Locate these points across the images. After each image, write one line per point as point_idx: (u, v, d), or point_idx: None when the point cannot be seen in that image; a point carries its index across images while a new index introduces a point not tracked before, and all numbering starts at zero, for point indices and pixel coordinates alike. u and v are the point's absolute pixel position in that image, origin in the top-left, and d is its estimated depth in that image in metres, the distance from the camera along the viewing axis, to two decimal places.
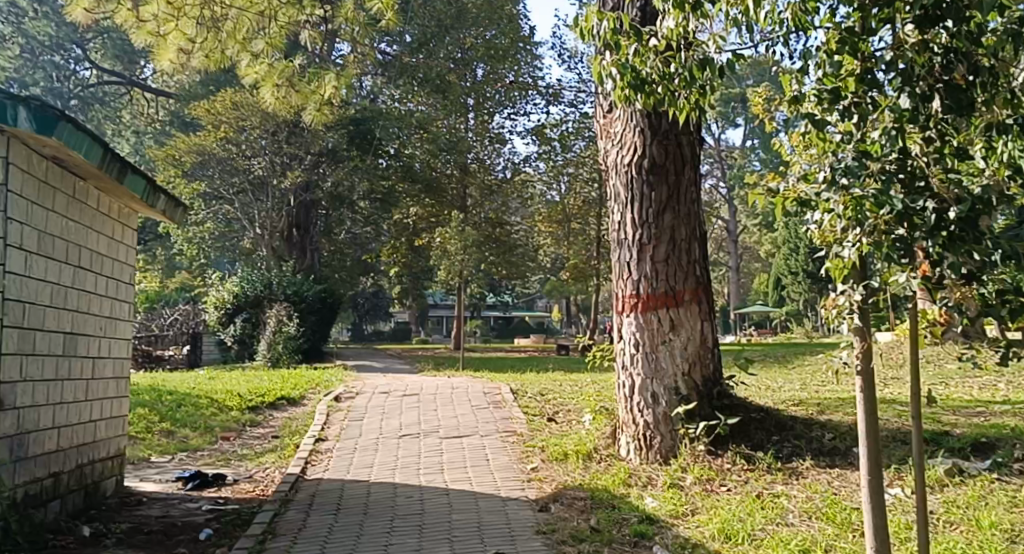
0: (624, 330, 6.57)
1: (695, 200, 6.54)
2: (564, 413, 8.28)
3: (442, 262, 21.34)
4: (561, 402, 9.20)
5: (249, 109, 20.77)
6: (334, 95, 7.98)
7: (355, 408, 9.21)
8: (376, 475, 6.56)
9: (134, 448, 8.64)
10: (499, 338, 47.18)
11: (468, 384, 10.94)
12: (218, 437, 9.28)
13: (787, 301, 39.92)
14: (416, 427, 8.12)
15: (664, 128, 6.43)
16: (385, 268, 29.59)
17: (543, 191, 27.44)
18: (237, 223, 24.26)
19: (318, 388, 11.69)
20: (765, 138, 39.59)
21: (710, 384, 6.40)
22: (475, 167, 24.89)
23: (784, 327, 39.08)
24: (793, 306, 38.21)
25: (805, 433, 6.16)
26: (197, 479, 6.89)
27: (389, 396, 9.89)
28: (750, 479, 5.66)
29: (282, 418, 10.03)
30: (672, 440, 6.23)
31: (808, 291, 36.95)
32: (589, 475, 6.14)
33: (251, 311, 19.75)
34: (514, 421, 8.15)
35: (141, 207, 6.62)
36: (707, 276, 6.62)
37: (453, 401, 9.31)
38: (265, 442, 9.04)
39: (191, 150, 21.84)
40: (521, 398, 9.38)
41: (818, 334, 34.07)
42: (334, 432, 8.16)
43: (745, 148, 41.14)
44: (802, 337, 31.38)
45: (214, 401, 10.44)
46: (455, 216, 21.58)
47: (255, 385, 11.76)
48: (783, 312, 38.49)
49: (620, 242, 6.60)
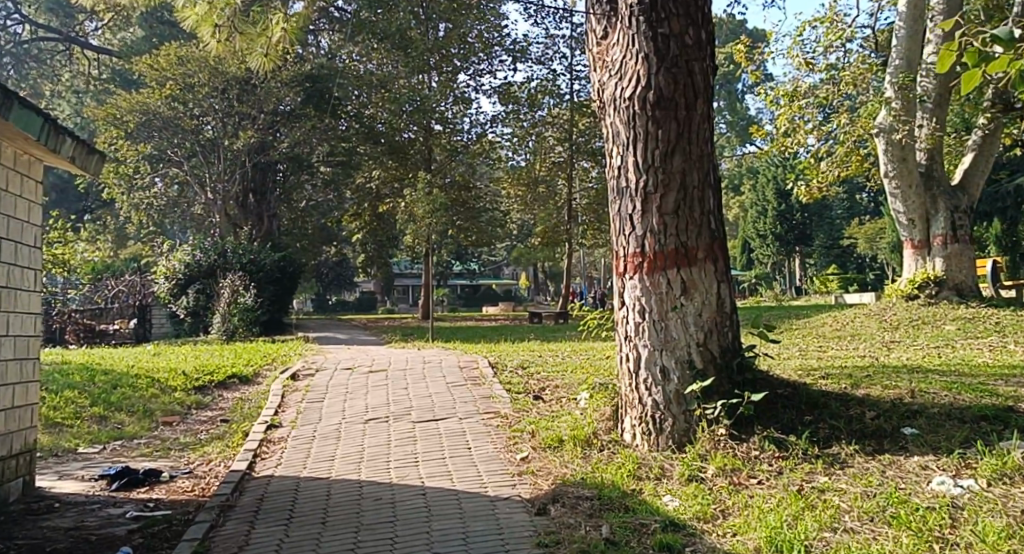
0: (626, 295, 5.63)
1: (709, 139, 5.54)
2: (553, 392, 7.31)
3: (408, 226, 20.32)
4: (547, 378, 8.22)
5: (196, 64, 19.50)
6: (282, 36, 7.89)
7: (315, 387, 8.16)
8: (337, 471, 5.57)
9: (58, 437, 7.56)
10: (466, 307, 46.11)
11: (442, 357, 9.93)
12: (157, 423, 8.23)
13: (756, 265, 39.41)
14: (384, 409, 7.10)
15: (673, 52, 5.41)
16: (347, 235, 28.36)
17: (508, 155, 26.20)
18: (189, 190, 22.93)
19: (273, 364, 10.64)
20: (733, 98, 38.88)
21: (729, 357, 5.45)
22: (440, 129, 23.71)
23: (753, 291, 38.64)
24: (763, 270, 37.72)
25: (842, 412, 5.17)
26: (125, 478, 5.86)
27: (353, 373, 8.84)
28: (785, 471, 4.70)
29: (233, 400, 8.98)
30: (687, 423, 5.32)
31: (777, 254, 36.44)
32: (591, 466, 5.24)
33: (205, 281, 18.62)
34: (497, 401, 7.16)
35: (44, 154, 5.52)
36: (723, 229, 5.65)
37: (424, 377, 8.27)
38: (212, 428, 8.01)
39: (134, 109, 20.16)
40: (501, 373, 8.42)
41: (789, 297, 33.68)
42: (290, 417, 7.10)
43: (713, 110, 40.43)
44: (773, 301, 30.89)
45: (154, 380, 9.34)
46: (421, 177, 20.50)
47: (203, 362, 10.65)
48: (753, 276, 38.05)
49: (620, 190, 5.63)
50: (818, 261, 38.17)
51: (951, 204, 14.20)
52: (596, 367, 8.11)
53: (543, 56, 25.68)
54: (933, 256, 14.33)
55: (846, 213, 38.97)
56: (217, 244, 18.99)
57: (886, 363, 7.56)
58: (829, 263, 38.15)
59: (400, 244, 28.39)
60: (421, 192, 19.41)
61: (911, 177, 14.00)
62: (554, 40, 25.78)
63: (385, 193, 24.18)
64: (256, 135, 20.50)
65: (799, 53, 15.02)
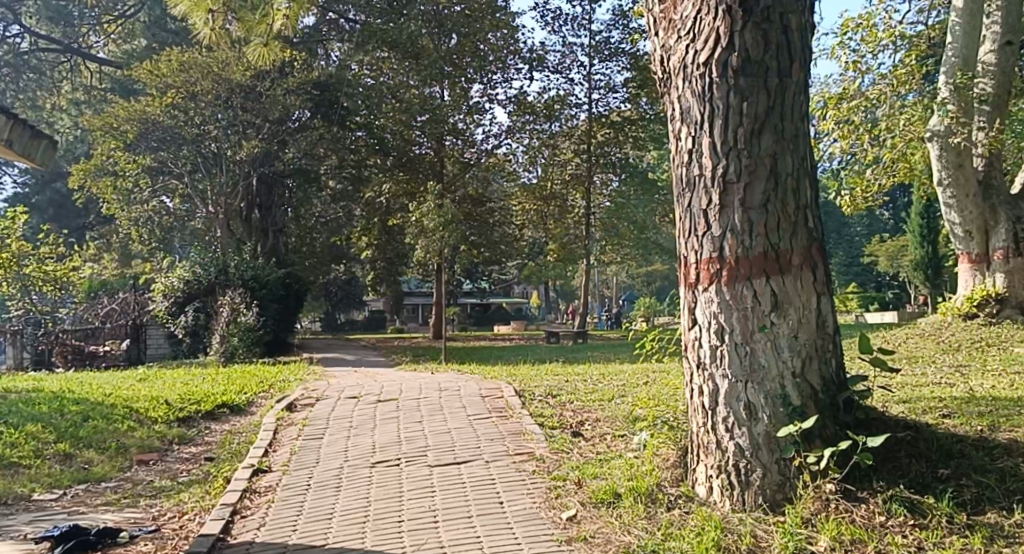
0: (700, 312, 4.50)
1: (805, 115, 4.39)
2: (598, 432, 6.15)
3: (419, 240, 19.29)
4: (583, 411, 7.08)
5: (199, 70, 18.36)
6: (285, 25, 7.22)
7: (315, 420, 7.01)
8: (337, 534, 4.44)
9: (11, 481, 6.43)
10: (477, 326, 44.86)
11: (459, 383, 8.77)
12: (131, 462, 7.12)
13: None
14: (395, 448, 5.97)
15: (762, 4, 4.26)
16: (356, 253, 27.27)
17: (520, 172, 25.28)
18: (191, 204, 21.91)
19: (269, 390, 9.51)
20: None
21: (833, 391, 4.30)
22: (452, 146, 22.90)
23: None
24: None
25: (988, 465, 4.01)
26: (73, 540, 4.70)
27: (359, 402, 7.68)
28: (929, 547, 3.55)
29: (221, 434, 7.86)
30: (782, 475, 4.17)
31: None
32: (662, 533, 4.09)
33: (204, 299, 17.57)
34: (529, 439, 6.02)
35: None
36: (822, 229, 4.49)
37: (442, 408, 7.12)
38: (195, 470, 6.89)
39: (132, 118, 19.05)
40: (530, 404, 7.24)
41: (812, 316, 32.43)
42: (282, 458, 5.96)
43: None
44: None
45: (132, 410, 8.23)
46: (433, 188, 19.37)
47: (191, 388, 9.53)
48: None
49: (690, 180, 4.51)
50: (838, 278, 37.07)
51: (1013, 214, 12.90)
52: (643, 399, 6.99)
53: (560, 65, 24.71)
54: (993, 271, 13.05)
55: (866, 231, 37.80)
56: (217, 259, 17.93)
57: (994, 395, 6.35)
58: (849, 280, 37.09)
59: (410, 262, 27.37)
60: (433, 205, 18.25)
61: (967, 185, 12.77)
62: (570, 48, 24.85)
63: (394, 207, 23.16)
64: (260, 146, 19.40)
65: (843, 56, 13.98)
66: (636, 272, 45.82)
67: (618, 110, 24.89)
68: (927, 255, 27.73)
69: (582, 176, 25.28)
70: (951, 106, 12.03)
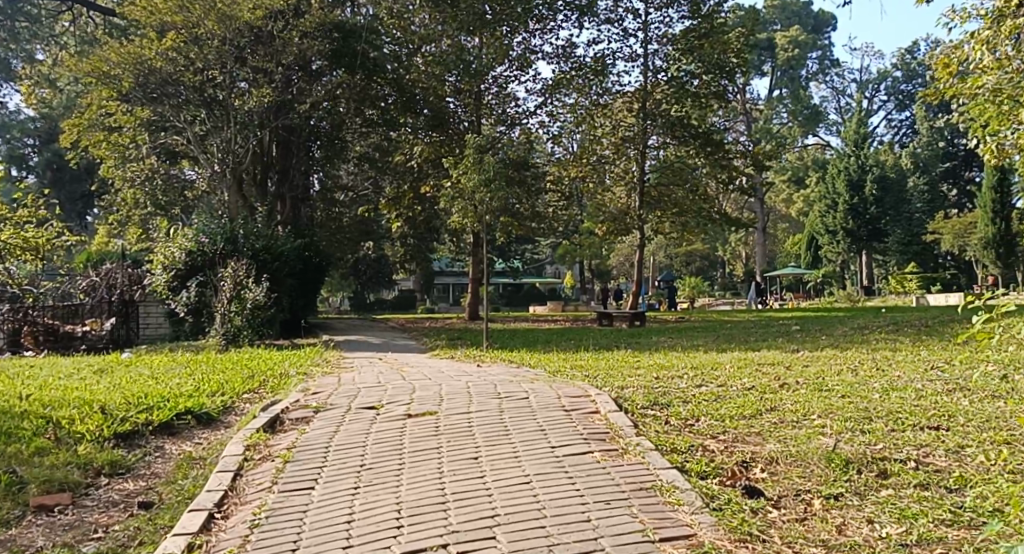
0: None
1: None
2: (799, 497, 3.44)
3: (453, 207, 16.46)
4: (739, 441, 4.38)
5: (200, 5, 15.35)
6: None
7: (306, 453, 4.38)
8: None
9: None
10: (510, 307, 42.29)
11: (525, 386, 6.13)
12: (24, 510, 4.54)
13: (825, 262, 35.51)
14: (433, 525, 3.29)
15: None
16: (383, 224, 24.78)
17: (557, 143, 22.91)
18: (199, 166, 19.32)
19: (256, 391, 6.96)
20: (794, 87, 38.17)
21: None
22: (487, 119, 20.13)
23: (820, 290, 34.54)
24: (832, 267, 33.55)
25: None
26: None
27: (379, 418, 5.08)
28: None
29: (177, 462, 5.32)
30: None
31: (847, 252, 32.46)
32: None
33: (207, 273, 14.80)
34: (677, 510, 3.34)
35: None
36: None
37: (508, 436, 4.47)
38: (117, 527, 4.32)
39: (125, 63, 15.69)
40: (655, 429, 4.54)
41: (865, 295, 29.29)
42: (234, 539, 3.32)
43: (771, 99, 39.18)
44: (845, 300, 26.78)
45: (49, 421, 5.69)
46: (471, 140, 16.58)
47: (146, 386, 6.96)
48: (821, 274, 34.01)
49: None
50: (894, 259, 33.31)
51: None
52: (853, 436, 4.27)
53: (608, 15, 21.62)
54: None
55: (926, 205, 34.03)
56: (225, 227, 15.33)
57: None
58: (908, 260, 33.05)
59: (443, 235, 24.57)
60: (472, 162, 15.39)
61: None
62: None
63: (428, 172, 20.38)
64: (272, 95, 16.65)
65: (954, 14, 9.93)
66: (677, 248, 42.68)
67: (660, 74, 21.87)
68: (999, 233, 25.93)
69: (636, 135, 21.66)
70: (1008, 18, 7.65)
